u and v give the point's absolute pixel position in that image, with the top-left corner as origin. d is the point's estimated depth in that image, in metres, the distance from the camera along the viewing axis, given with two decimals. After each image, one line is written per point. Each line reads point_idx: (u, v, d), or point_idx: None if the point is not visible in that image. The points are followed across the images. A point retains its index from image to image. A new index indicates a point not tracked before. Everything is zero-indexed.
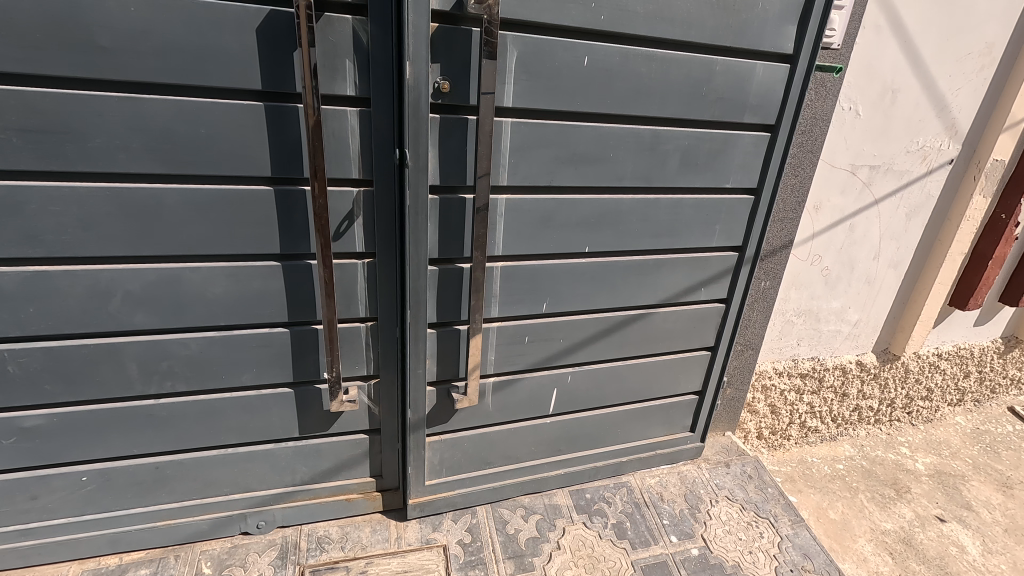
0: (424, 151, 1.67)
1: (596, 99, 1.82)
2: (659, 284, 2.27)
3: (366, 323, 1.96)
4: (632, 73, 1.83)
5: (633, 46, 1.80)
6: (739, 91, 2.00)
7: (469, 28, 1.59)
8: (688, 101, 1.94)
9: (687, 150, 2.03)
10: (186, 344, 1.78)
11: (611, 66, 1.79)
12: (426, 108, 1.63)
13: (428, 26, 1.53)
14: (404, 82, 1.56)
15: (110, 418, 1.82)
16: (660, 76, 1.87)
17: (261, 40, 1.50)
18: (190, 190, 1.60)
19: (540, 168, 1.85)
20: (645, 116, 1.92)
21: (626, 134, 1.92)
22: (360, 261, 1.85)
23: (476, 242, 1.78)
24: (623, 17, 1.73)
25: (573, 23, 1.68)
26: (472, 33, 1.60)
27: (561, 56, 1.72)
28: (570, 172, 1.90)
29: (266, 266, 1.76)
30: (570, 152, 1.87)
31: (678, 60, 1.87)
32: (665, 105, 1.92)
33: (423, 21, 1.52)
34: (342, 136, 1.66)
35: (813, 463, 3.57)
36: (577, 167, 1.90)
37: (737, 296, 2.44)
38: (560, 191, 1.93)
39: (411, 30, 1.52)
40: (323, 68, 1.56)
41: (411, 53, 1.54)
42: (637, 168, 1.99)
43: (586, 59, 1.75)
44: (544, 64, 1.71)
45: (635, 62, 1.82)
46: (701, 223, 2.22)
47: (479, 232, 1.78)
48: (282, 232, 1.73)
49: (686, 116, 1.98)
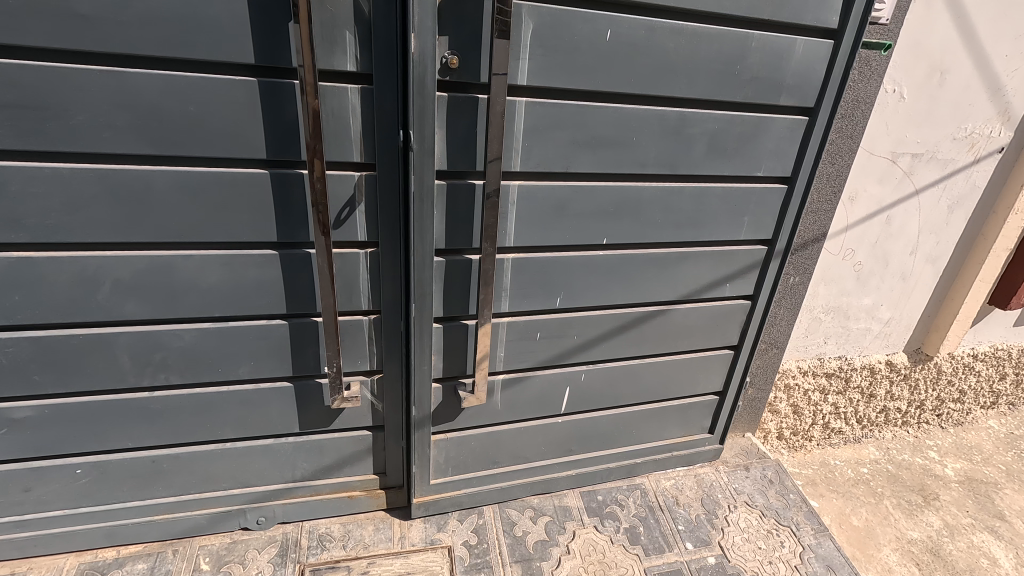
0: (431, 133, 1.54)
1: (619, 77, 1.66)
2: (681, 279, 2.13)
3: (369, 315, 1.86)
4: (660, 48, 1.66)
5: (661, 18, 1.63)
6: (776, 71, 1.82)
7: None
8: (720, 80, 1.77)
9: (717, 135, 1.87)
10: (180, 336, 1.69)
11: (636, 41, 1.63)
12: (433, 85, 1.49)
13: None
14: (408, 57, 1.43)
15: (103, 411, 1.75)
16: (690, 53, 1.70)
17: (254, 9, 1.37)
18: (180, 172, 1.50)
19: (556, 153, 1.71)
20: (673, 96, 1.75)
21: (651, 116, 1.76)
22: (362, 250, 1.74)
23: (485, 232, 1.65)
24: None
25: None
26: (484, 2, 1.45)
27: (581, 28, 1.56)
28: (588, 157, 1.75)
29: (262, 255, 1.65)
30: (589, 136, 1.72)
31: (711, 35, 1.70)
32: (696, 85, 1.75)
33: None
34: (342, 116, 1.53)
35: (835, 466, 3.42)
36: (596, 153, 1.75)
37: (765, 292, 2.29)
38: (576, 178, 1.79)
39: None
40: (320, 41, 1.43)
41: (416, 24, 1.40)
42: (661, 154, 1.83)
43: (608, 32, 1.59)
44: (563, 38, 1.55)
45: (663, 37, 1.65)
46: (728, 215, 2.06)
47: (489, 221, 1.65)
48: (279, 218, 1.62)
49: (717, 98, 1.81)
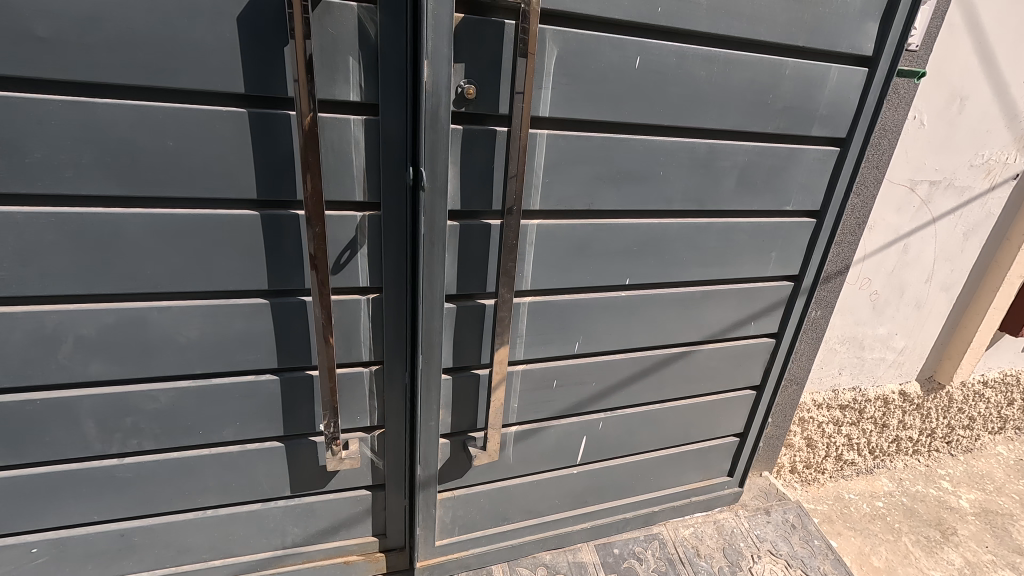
0: (443, 170, 1.37)
1: (647, 108, 1.52)
2: (705, 319, 1.98)
3: (370, 367, 1.67)
4: (692, 76, 1.52)
5: (693, 44, 1.50)
6: (809, 100, 1.71)
7: (500, 20, 1.29)
8: (752, 110, 1.65)
9: (747, 168, 1.74)
10: (155, 397, 1.49)
11: (667, 69, 1.49)
12: (447, 118, 1.32)
13: (451, 17, 1.22)
14: (420, 87, 1.26)
15: (64, 482, 1.52)
16: (723, 81, 1.57)
17: (244, 32, 1.20)
18: (156, 215, 1.30)
19: (579, 189, 1.55)
20: (703, 127, 1.62)
21: (679, 149, 1.62)
22: (363, 297, 1.56)
23: (503, 278, 1.48)
24: (684, 10, 1.43)
25: (625, 16, 1.38)
26: (505, 26, 1.30)
27: (609, 55, 1.41)
28: (613, 193, 1.60)
29: (251, 305, 1.46)
30: (614, 170, 1.56)
31: (744, 62, 1.57)
32: (727, 116, 1.62)
33: (445, 11, 1.21)
34: (343, 151, 1.36)
35: (850, 501, 3.29)
36: (621, 188, 1.60)
37: (790, 331, 2.16)
38: (599, 215, 1.64)
39: (430, 22, 1.21)
40: (321, 67, 1.26)
41: (430, 51, 1.24)
42: (689, 189, 1.69)
43: (638, 60, 1.45)
44: (589, 66, 1.41)
45: (695, 64, 1.52)
46: (755, 251, 1.93)
47: (507, 266, 1.49)
48: (270, 265, 1.43)
49: (749, 129, 1.68)
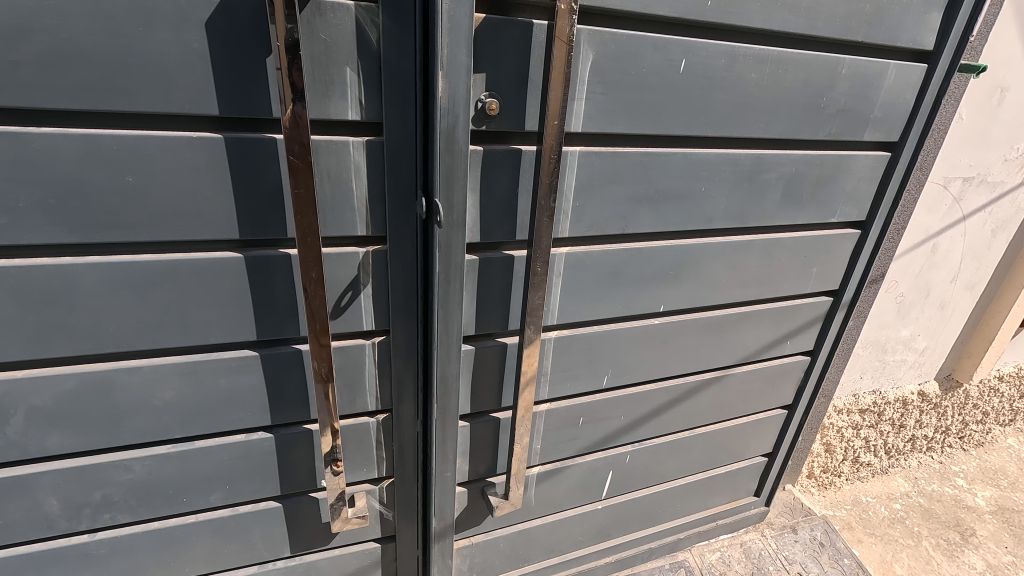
0: (461, 200, 1.16)
1: (691, 118, 1.31)
2: (740, 341, 1.82)
3: (377, 416, 1.48)
4: (740, 79, 1.32)
5: (743, 42, 1.30)
6: (863, 103, 1.52)
7: (527, 20, 1.08)
8: (804, 116, 1.45)
9: (793, 180, 1.56)
10: (129, 467, 1.28)
11: (714, 72, 1.29)
12: (465, 140, 1.11)
13: (470, 19, 1.00)
14: (434, 104, 1.05)
15: (26, 566, 1.31)
16: (774, 85, 1.37)
17: (214, 41, 0.97)
18: (117, 264, 1.08)
19: (612, 212, 1.35)
20: (750, 137, 1.42)
21: (723, 161, 1.42)
22: (368, 341, 1.36)
23: (531, 317, 1.29)
24: (737, 3, 1.22)
25: (671, 12, 1.17)
26: (532, 27, 1.09)
27: (650, 59, 1.20)
28: (649, 214, 1.40)
29: (239, 359, 1.25)
30: (652, 189, 1.37)
31: (798, 62, 1.37)
32: (777, 123, 1.43)
33: (463, 11, 0.99)
34: (341, 179, 1.15)
35: (868, 504, 3.19)
36: (658, 209, 1.41)
37: (826, 348, 2.01)
38: (634, 240, 1.45)
39: (445, 25, 0.99)
40: (311, 82, 1.04)
41: (445, 60, 1.02)
42: (731, 205, 1.50)
43: (682, 63, 1.24)
44: (628, 72, 1.20)
45: (745, 65, 1.31)
46: (797, 267, 1.75)
47: (535, 303, 1.29)
48: (259, 313, 1.22)
49: (799, 136, 1.49)
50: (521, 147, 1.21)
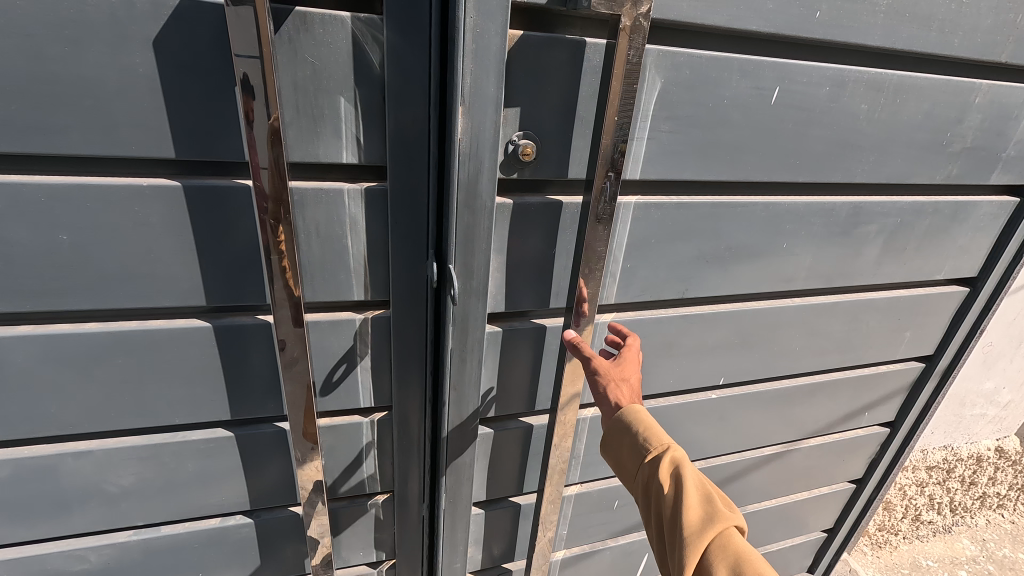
0: (483, 266, 0.91)
1: (780, 160, 1.03)
2: (810, 413, 1.52)
3: (377, 497, 1.24)
4: (847, 111, 1.03)
5: (855, 65, 1.00)
6: (996, 139, 1.20)
7: (577, 38, 0.82)
8: (920, 156, 1.15)
9: (896, 232, 1.25)
10: (82, 557, 1.08)
11: (816, 103, 1.00)
12: (490, 193, 0.85)
13: (503, 38, 0.74)
14: (451, 148, 0.79)
15: None
16: (888, 118, 1.07)
17: (165, 66, 0.73)
18: (53, 336, 0.86)
19: (671, 275, 1.08)
20: (850, 182, 1.12)
21: (814, 212, 1.13)
22: (365, 419, 1.13)
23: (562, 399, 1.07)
24: (855, 16, 0.93)
25: (767, 28, 0.89)
26: (583, 47, 0.83)
27: (735, 87, 0.92)
28: (716, 275, 1.12)
29: (209, 441, 1.04)
30: (722, 247, 1.09)
31: (923, 88, 1.06)
32: (885, 165, 1.13)
33: (494, 28, 0.73)
34: (332, 235, 0.91)
35: (928, 568, 2.77)
36: (728, 268, 1.12)
37: (909, 420, 1.69)
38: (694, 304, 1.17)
39: (468, 45, 0.73)
40: (293, 117, 0.81)
41: (467, 92, 0.76)
42: (818, 264, 1.21)
43: (775, 93, 0.96)
44: (704, 105, 0.92)
45: (856, 95, 1.02)
46: (888, 331, 1.44)
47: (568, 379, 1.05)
48: (232, 390, 1.00)
49: (909, 180, 1.18)
50: (562, 198, 0.94)
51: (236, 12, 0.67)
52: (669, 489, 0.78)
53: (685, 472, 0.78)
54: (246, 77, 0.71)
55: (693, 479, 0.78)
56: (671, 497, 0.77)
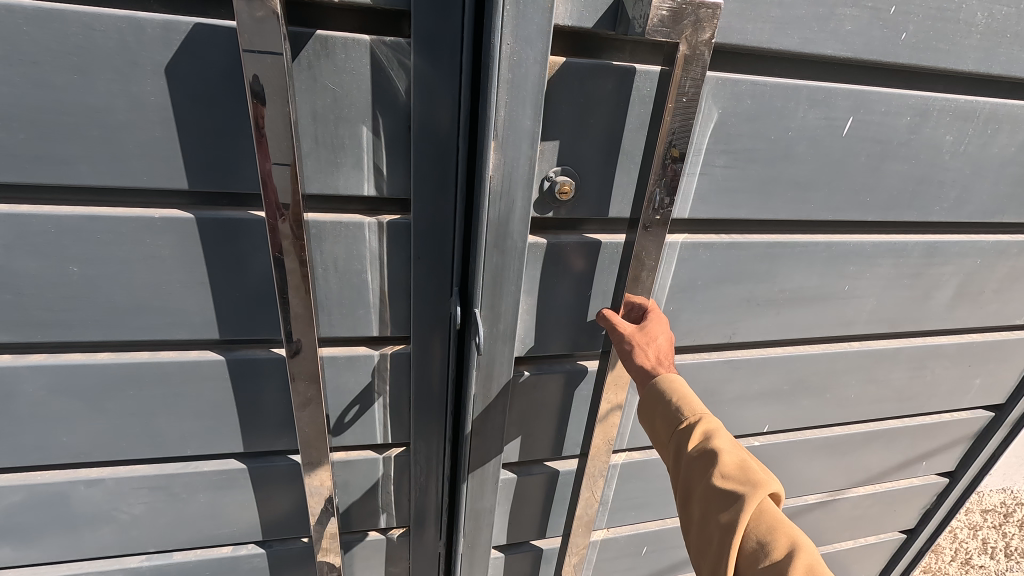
0: (511, 310, 0.83)
1: (848, 197, 0.91)
2: (861, 462, 1.39)
3: (392, 533, 1.18)
4: (928, 143, 0.91)
5: (942, 91, 0.88)
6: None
7: (625, 66, 0.73)
8: (1007, 192, 1.02)
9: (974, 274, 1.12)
10: None
11: (894, 134, 0.88)
12: (521, 233, 0.78)
13: (543, 66, 0.66)
14: (480, 187, 0.72)
15: None
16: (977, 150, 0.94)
17: (177, 94, 0.68)
18: (64, 366, 0.83)
19: (717, 320, 0.98)
20: (925, 220, 1.00)
21: (882, 253, 1.01)
22: (382, 454, 1.07)
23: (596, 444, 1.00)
24: (944, 38, 0.82)
25: (843, 52, 0.78)
26: (632, 74, 0.74)
27: (803, 117, 0.82)
28: (766, 319, 1.02)
29: (222, 473, 1.00)
30: (778, 291, 0.99)
31: (1020, 118, 0.93)
32: (968, 202, 1.00)
33: (533, 56, 0.65)
34: (350, 268, 0.85)
35: None
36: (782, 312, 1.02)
37: (972, 471, 1.54)
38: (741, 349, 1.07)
39: (504, 75, 0.65)
40: (309, 145, 0.75)
41: (500, 126, 0.68)
42: (884, 308, 1.09)
43: (848, 124, 0.85)
44: (764, 137, 0.82)
45: (942, 125, 0.90)
46: (956, 378, 1.31)
47: (602, 429, 0.98)
48: (245, 424, 0.96)
49: (993, 219, 1.05)
50: (601, 236, 0.86)
51: (249, 41, 0.61)
52: (701, 461, 0.69)
53: (721, 445, 0.69)
54: (258, 107, 0.65)
55: (730, 450, 0.69)
56: (705, 464, 0.69)
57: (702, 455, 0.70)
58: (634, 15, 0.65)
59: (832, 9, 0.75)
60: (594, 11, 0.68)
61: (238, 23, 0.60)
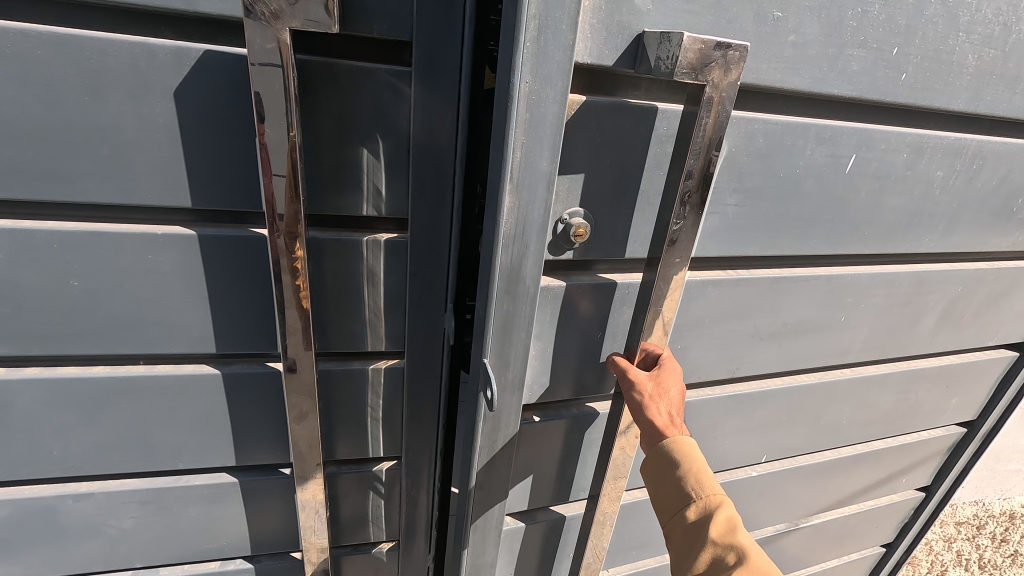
0: (519, 358, 0.83)
1: (846, 228, 0.97)
2: (845, 482, 1.43)
3: (383, 545, 1.19)
4: (918, 176, 0.97)
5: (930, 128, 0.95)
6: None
7: (646, 106, 0.78)
8: (986, 222, 1.08)
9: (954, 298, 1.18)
10: None
11: (890, 169, 0.94)
12: (533, 279, 0.78)
13: (560, 109, 0.68)
14: (494, 228, 0.72)
15: None
16: (961, 182, 1.01)
17: (183, 115, 0.71)
18: (60, 378, 0.83)
19: (725, 353, 1.02)
20: (916, 252, 1.07)
21: (876, 283, 1.06)
22: (376, 467, 1.09)
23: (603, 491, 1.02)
24: (934, 80, 0.88)
25: (850, 91, 0.84)
26: (655, 117, 0.80)
27: (811, 154, 0.87)
28: (768, 349, 1.06)
29: (214, 487, 1.00)
30: (780, 323, 1.03)
31: (999, 154, 1.00)
32: (953, 232, 1.06)
33: (551, 98, 0.67)
34: (347, 285, 0.88)
35: None
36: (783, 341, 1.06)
37: (946, 485, 1.60)
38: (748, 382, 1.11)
39: (522, 116, 0.66)
40: (310, 165, 0.78)
41: (516, 168, 0.69)
42: (875, 334, 1.14)
43: (851, 160, 0.91)
44: (779, 173, 0.87)
45: (934, 162, 0.96)
46: (933, 397, 1.36)
47: (607, 475, 1.01)
48: (239, 437, 0.96)
49: (976, 247, 1.12)
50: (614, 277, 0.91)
51: (256, 64, 0.64)
52: (724, 556, 0.73)
53: (742, 540, 0.74)
54: (259, 125, 0.67)
55: (749, 545, 0.74)
56: (728, 561, 0.73)
57: (725, 549, 0.73)
58: (659, 55, 0.68)
59: (841, 50, 0.80)
60: (614, 49, 0.71)
61: (248, 49, 0.64)
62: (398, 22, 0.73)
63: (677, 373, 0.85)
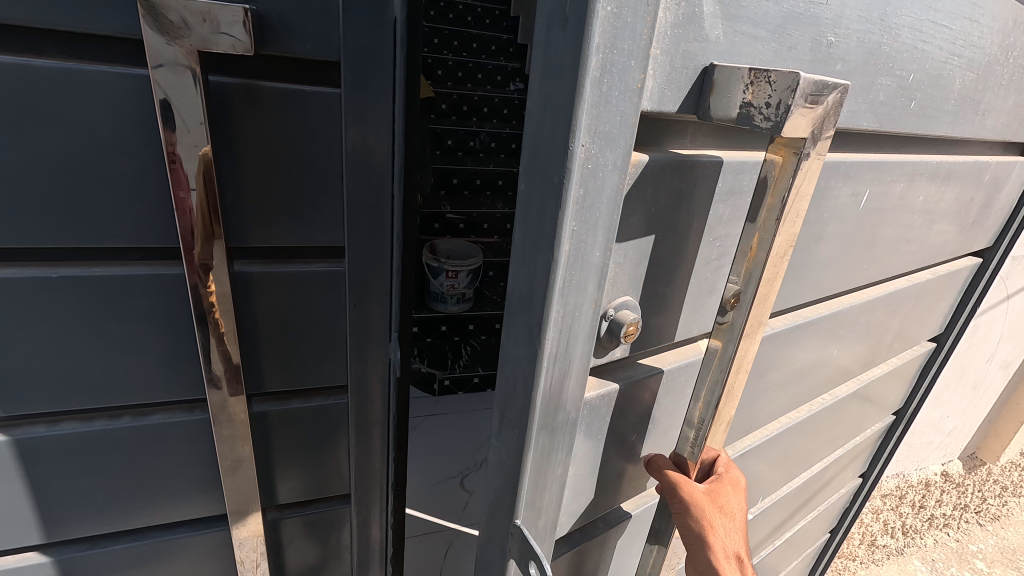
0: (553, 492, 0.67)
1: (854, 256, 1.02)
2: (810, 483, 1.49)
3: None
4: (900, 203, 1.05)
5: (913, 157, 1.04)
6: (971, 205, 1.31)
7: (710, 158, 0.69)
8: (922, 236, 1.18)
9: (899, 298, 1.32)
10: None
11: (887, 198, 1.01)
12: (575, 392, 0.64)
13: (617, 184, 0.54)
14: (535, 344, 0.56)
15: None
16: (920, 202, 1.10)
17: (78, 143, 0.65)
18: None
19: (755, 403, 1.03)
20: (887, 271, 1.15)
21: (861, 310, 1.14)
22: (327, 506, 1.04)
23: None
24: (925, 110, 0.96)
25: (874, 123, 0.87)
26: (721, 166, 0.71)
27: (838, 195, 0.90)
28: (782, 392, 1.09)
29: (134, 551, 0.90)
30: (794, 364, 1.06)
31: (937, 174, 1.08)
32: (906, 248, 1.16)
33: (608, 173, 0.53)
34: (282, 318, 0.82)
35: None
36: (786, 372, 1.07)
37: (876, 467, 1.73)
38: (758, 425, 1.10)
39: (575, 197, 0.51)
40: (233, 188, 0.72)
41: (567, 264, 0.53)
42: (849, 356, 1.21)
43: (866, 196, 0.96)
44: (822, 212, 0.89)
45: (914, 188, 1.06)
46: (873, 395, 1.44)
47: None
48: (162, 492, 0.88)
49: (925, 258, 1.25)
50: (657, 363, 0.83)
51: (160, 64, 0.58)
52: None
53: None
54: (169, 133, 0.61)
55: None
56: None
57: None
58: (746, 96, 0.57)
59: (875, 81, 0.82)
60: (678, 90, 0.59)
61: (149, 47, 0.58)
62: (323, 42, 0.69)
63: (740, 488, 0.82)
